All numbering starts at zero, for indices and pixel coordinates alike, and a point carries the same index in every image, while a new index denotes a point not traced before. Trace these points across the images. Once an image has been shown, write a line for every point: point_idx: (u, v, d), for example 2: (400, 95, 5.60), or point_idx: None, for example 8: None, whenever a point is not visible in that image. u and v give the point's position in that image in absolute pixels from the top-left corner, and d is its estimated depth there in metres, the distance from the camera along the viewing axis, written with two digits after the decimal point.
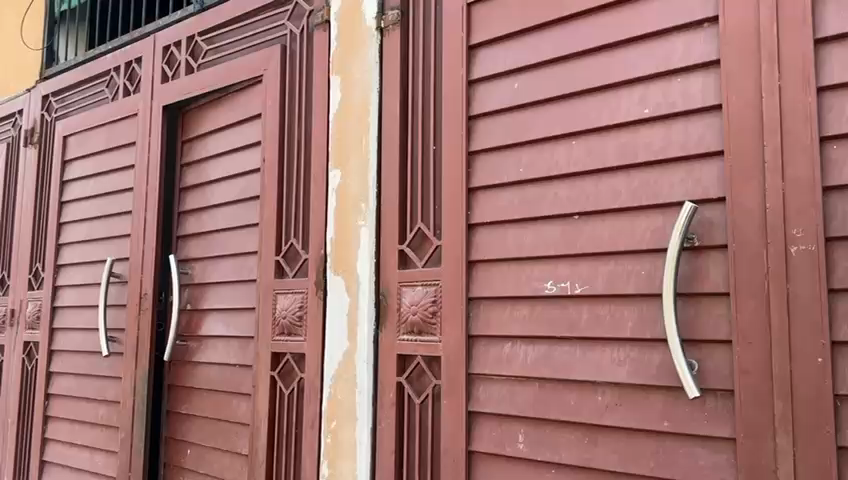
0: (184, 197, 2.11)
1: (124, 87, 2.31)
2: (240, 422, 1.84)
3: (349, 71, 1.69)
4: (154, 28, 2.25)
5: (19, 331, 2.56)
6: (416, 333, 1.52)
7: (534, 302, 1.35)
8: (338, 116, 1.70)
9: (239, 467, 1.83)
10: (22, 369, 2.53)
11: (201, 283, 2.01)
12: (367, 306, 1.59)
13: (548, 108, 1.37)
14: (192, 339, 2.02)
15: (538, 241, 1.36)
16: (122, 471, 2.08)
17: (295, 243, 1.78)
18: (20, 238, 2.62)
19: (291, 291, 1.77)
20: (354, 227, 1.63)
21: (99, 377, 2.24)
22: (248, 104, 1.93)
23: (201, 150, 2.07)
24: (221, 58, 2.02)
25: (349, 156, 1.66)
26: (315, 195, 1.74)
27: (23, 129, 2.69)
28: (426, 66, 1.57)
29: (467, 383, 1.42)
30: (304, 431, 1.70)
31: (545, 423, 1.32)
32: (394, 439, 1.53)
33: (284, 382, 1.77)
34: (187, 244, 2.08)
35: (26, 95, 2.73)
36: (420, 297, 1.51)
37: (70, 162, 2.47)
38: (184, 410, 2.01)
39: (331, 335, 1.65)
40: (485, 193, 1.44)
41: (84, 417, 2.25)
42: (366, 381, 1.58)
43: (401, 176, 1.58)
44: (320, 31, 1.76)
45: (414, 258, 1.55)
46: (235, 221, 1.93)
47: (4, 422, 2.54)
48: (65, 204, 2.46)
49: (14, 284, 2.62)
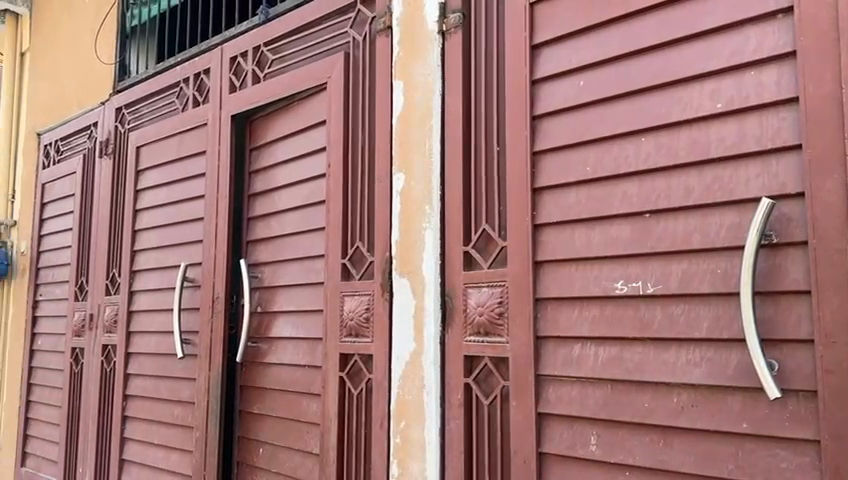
0: (252, 203, 2.17)
1: (194, 97, 2.39)
2: (310, 422, 1.88)
3: (411, 75, 1.70)
4: (221, 40, 2.33)
5: (98, 334, 2.68)
6: (483, 334, 1.52)
7: (604, 302, 1.34)
8: (401, 119, 1.72)
9: (310, 466, 1.87)
10: (101, 370, 2.65)
11: (270, 285, 2.07)
12: (433, 307, 1.60)
13: (614, 106, 1.35)
14: (263, 341, 2.08)
15: (607, 241, 1.34)
16: (198, 469, 2.15)
17: (361, 246, 1.81)
18: (98, 245, 2.75)
19: (358, 294, 1.79)
20: (419, 229, 1.65)
21: (175, 378, 2.32)
22: (313, 110, 1.98)
23: (268, 157, 2.12)
24: (286, 67, 2.07)
25: (413, 159, 1.68)
26: (380, 198, 1.76)
27: (99, 141, 2.82)
28: (489, 67, 1.57)
29: (536, 384, 1.41)
30: (374, 430, 1.72)
31: (618, 425, 1.30)
32: (463, 440, 1.54)
33: (352, 383, 1.79)
34: (256, 248, 2.14)
35: (101, 109, 2.85)
36: (486, 298, 1.51)
37: (143, 171, 2.57)
38: (256, 410, 2.06)
39: (398, 336, 1.67)
40: (551, 193, 1.43)
41: (161, 416, 2.34)
42: (434, 382, 1.59)
43: (465, 178, 1.58)
44: (382, 37, 1.79)
45: (479, 259, 1.55)
46: (303, 225, 1.98)
47: (87, 421, 2.66)
48: (139, 211, 2.56)
49: (92, 289, 2.74)
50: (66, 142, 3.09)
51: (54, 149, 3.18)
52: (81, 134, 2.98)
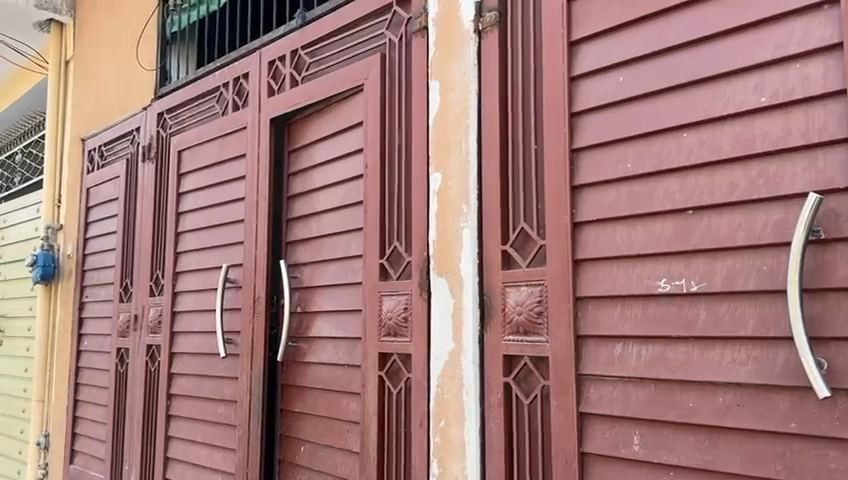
0: (291, 204, 2.20)
1: (233, 101, 2.43)
2: (351, 421, 1.90)
3: (447, 75, 1.70)
4: (259, 44, 2.36)
5: (142, 335, 2.75)
6: (522, 334, 1.52)
7: (646, 300, 1.32)
8: (438, 119, 1.72)
9: (351, 464, 1.89)
10: (146, 370, 2.71)
11: (310, 286, 2.09)
12: (471, 306, 1.60)
13: (654, 101, 1.34)
14: (303, 340, 2.10)
15: (648, 238, 1.33)
16: (241, 467, 2.19)
17: (398, 246, 1.82)
18: (142, 247, 2.81)
19: (396, 294, 1.80)
20: (456, 229, 1.65)
21: (217, 377, 2.36)
22: (350, 112, 1.99)
23: (306, 159, 2.15)
24: (323, 70, 2.10)
25: (450, 159, 1.68)
26: (417, 198, 1.77)
27: (142, 146, 2.88)
28: (526, 65, 1.56)
29: (577, 383, 1.40)
30: (413, 429, 1.73)
31: (661, 425, 1.28)
32: (503, 440, 1.53)
33: (391, 382, 1.81)
34: (295, 249, 2.16)
35: (143, 114, 2.92)
36: (525, 297, 1.51)
37: (185, 175, 2.62)
38: (297, 409, 2.09)
39: (436, 336, 1.68)
40: (590, 190, 1.42)
41: (204, 415, 2.38)
42: (473, 381, 1.59)
43: (503, 177, 1.58)
44: (419, 38, 1.80)
45: (517, 258, 1.54)
46: (341, 225, 2.00)
47: (133, 420, 2.73)
48: (182, 214, 2.62)
49: (137, 291, 2.81)
50: (110, 148, 3.17)
51: (98, 154, 3.27)
52: (124, 139, 3.05)
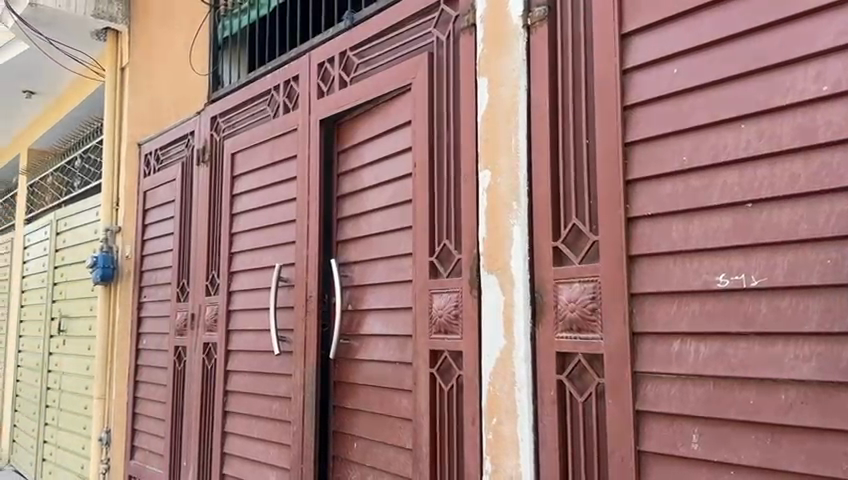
0: (341, 204, 2.22)
1: (284, 104, 2.48)
2: (403, 418, 1.91)
3: (496, 71, 1.70)
4: (308, 47, 2.40)
5: (199, 333, 2.82)
6: (575, 330, 1.50)
7: (704, 296, 1.30)
8: (486, 116, 1.72)
9: (403, 460, 1.90)
10: (203, 368, 2.78)
11: (361, 284, 2.11)
12: (523, 303, 1.60)
13: (710, 93, 1.31)
14: (354, 338, 2.13)
15: (706, 233, 1.30)
16: (296, 462, 2.23)
17: (448, 243, 1.82)
18: (198, 248, 2.89)
19: (446, 291, 1.81)
20: (506, 225, 1.64)
21: (271, 374, 2.41)
22: (398, 111, 2.01)
23: (356, 158, 2.17)
24: (371, 70, 2.12)
25: (499, 156, 1.67)
26: (467, 195, 1.77)
27: (197, 149, 2.96)
28: (576, 59, 1.55)
29: (633, 381, 1.39)
30: (466, 427, 1.73)
31: (722, 423, 1.26)
32: (557, 437, 1.52)
33: (442, 379, 1.81)
34: (346, 248, 2.19)
35: (197, 118, 3.00)
36: (577, 294, 1.50)
37: (238, 177, 2.68)
38: (349, 405, 2.11)
39: (487, 333, 1.68)
40: (645, 185, 1.40)
41: (259, 411, 2.43)
42: (526, 379, 1.58)
43: (553, 172, 1.57)
44: (466, 35, 1.80)
45: (569, 254, 1.53)
46: (391, 224, 2.01)
47: (191, 416, 2.80)
48: (235, 215, 2.68)
49: (194, 290, 2.88)
50: (166, 152, 3.26)
51: (154, 158, 3.36)
52: (179, 143, 3.14)
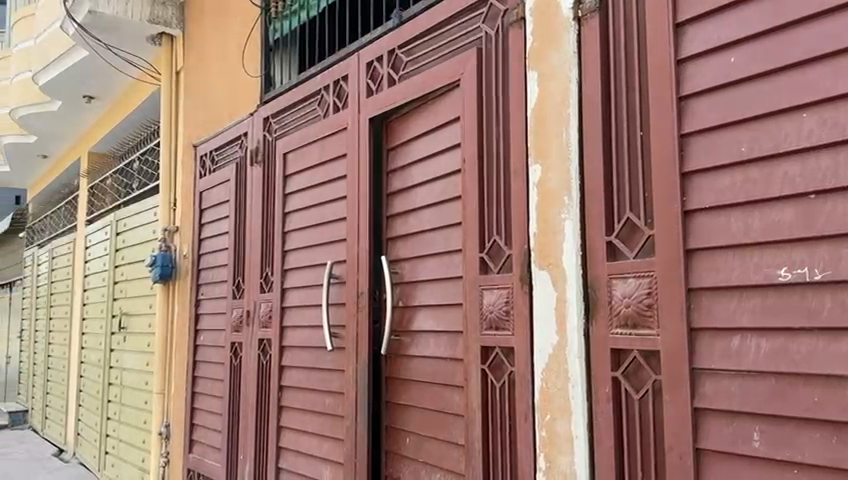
0: (391, 201, 2.23)
1: (334, 103, 2.51)
2: (455, 414, 1.92)
3: (546, 65, 1.68)
4: (357, 46, 2.42)
5: (254, 329, 2.88)
6: (631, 326, 1.48)
7: (765, 291, 1.25)
8: (536, 110, 1.70)
9: (455, 457, 1.91)
10: (258, 364, 2.83)
11: (411, 281, 2.12)
12: (575, 298, 1.58)
13: (769, 81, 1.27)
14: (405, 334, 2.14)
15: (766, 225, 1.26)
16: (349, 457, 2.26)
17: (498, 239, 1.81)
18: (252, 246, 2.95)
19: (496, 287, 1.80)
20: (558, 220, 1.63)
21: (325, 370, 2.44)
22: (448, 108, 2.00)
23: (405, 156, 2.18)
24: (419, 68, 2.12)
25: (549, 150, 1.66)
26: (516, 190, 1.76)
27: (250, 150, 3.02)
28: (629, 51, 1.52)
29: (690, 378, 1.35)
30: (518, 423, 1.72)
31: (784, 421, 1.21)
32: (612, 435, 1.50)
33: (494, 376, 1.80)
34: (396, 244, 2.20)
35: (249, 119, 3.06)
36: (632, 289, 1.47)
37: (290, 176, 2.72)
38: (401, 401, 2.13)
39: (539, 329, 1.66)
40: (701, 177, 1.36)
41: (313, 406, 2.47)
42: (579, 375, 1.56)
43: (606, 166, 1.54)
44: (515, 29, 1.78)
45: (623, 249, 1.51)
46: (440, 220, 2.01)
47: (247, 410, 2.87)
48: (288, 214, 2.72)
49: (249, 287, 2.95)
50: (220, 153, 3.33)
51: (209, 159, 3.44)
52: (233, 144, 3.21)
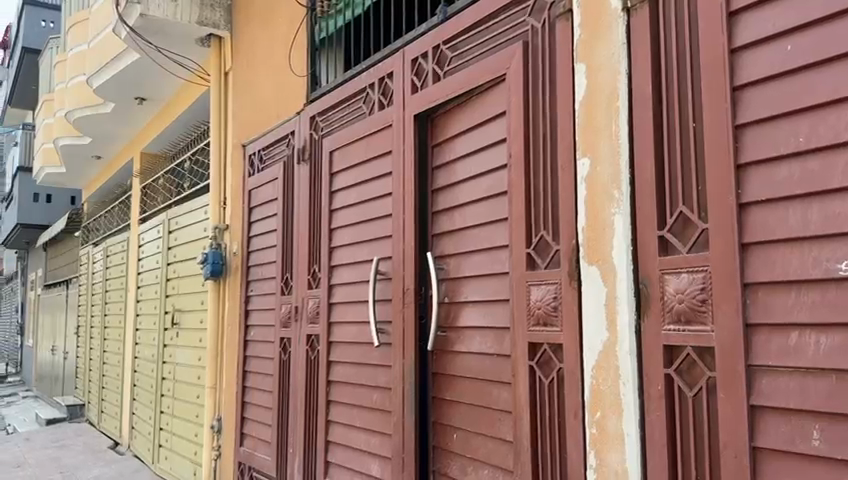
0: (436, 198, 2.23)
1: (379, 101, 2.53)
2: (502, 410, 1.90)
3: (594, 57, 1.65)
4: (401, 43, 2.44)
5: (303, 325, 2.92)
6: (684, 323, 1.44)
7: (825, 285, 1.20)
8: (584, 104, 1.67)
9: (504, 453, 1.89)
10: (307, 359, 2.87)
11: (456, 277, 2.12)
12: (627, 294, 1.55)
13: (827, 68, 1.21)
14: (451, 330, 2.14)
15: (826, 217, 1.20)
16: (397, 452, 2.27)
17: (545, 234, 1.79)
18: (300, 243, 2.99)
19: (544, 283, 1.78)
20: (608, 215, 1.60)
21: (372, 366, 2.46)
22: (494, 102, 1.99)
23: (450, 152, 2.18)
24: (464, 63, 2.12)
25: (598, 144, 1.63)
26: (564, 185, 1.74)
27: (297, 148, 3.06)
28: (681, 40, 1.47)
29: (746, 375, 1.31)
30: (568, 420, 1.70)
31: (846, 421, 1.16)
32: (665, 433, 1.46)
33: (542, 372, 1.78)
34: (442, 241, 2.21)
35: (296, 118, 3.10)
36: (685, 284, 1.43)
37: (336, 174, 2.75)
38: (448, 396, 2.13)
39: (588, 325, 1.64)
40: (757, 169, 1.32)
41: (361, 401, 2.50)
42: (631, 372, 1.53)
43: (658, 159, 1.51)
44: (562, 21, 1.76)
45: (676, 244, 1.46)
46: (486, 216, 2.01)
47: (296, 405, 2.91)
48: (335, 211, 2.75)
49: (297, 283, 2.99)
50: (268, 152, 3.38)
51: (258, 158, 3.50)
52: (280, 143, 3.25)
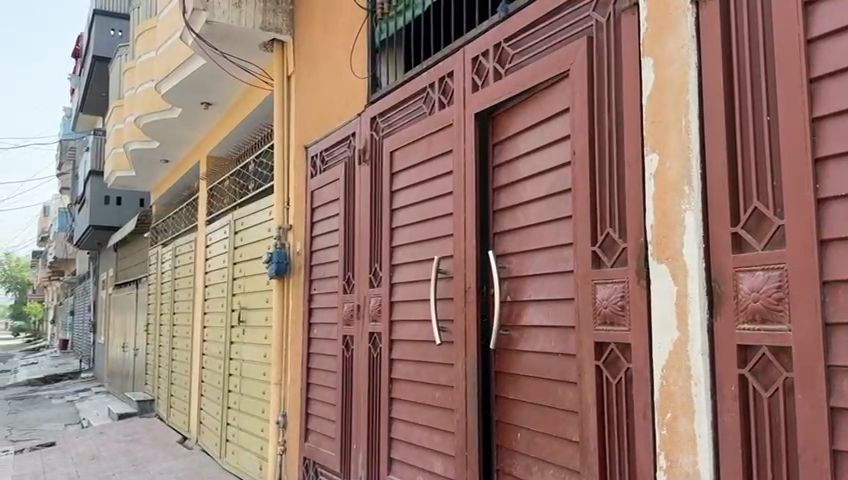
0: (498, 196, 2.23)
1: (439, 100, 2.54)
2: (568, 409, 1.88)
3: (662, 51, 1.61)
4: (462, 42, 2.45)
5: (365, 323, 2.96)
6: (759, 322, 1.37)
7: None
8: (652, 98, 1.64)
9: (570, 453, 1.87)
10: (369, 356, 2.92)
11: (518, 276, 2.12)
12: (698, 292, 1.49)
13: None
14: (513, 329, 2.13)
15: None
16: (460, 450, 2.28)
17: (612, 232, 1.76)
18: (362, 242, 3.03)
19: (611, 282, 1.75)
20: (678, 210, 1.55)
21: (434, 364, 2.48)
22: (556, 99, 1.98)
23: (511, 149, 2.17)
24: (525, 61, 2.11)
25: (667, 138, 1.59)
26: (632, 181, 1.70)
27: (358, 149, 3.11)
28: (753, 29, 1.42)
29: (825, 375, 1.24)
30: (636, 420, 1.66)
31: None
32: (740, 435, 1.40)
33: (609, 372, 1.75)
34: (504, 239, 2.20)
35: (358, 119, 3.14)
36: (761, 282, 1.36)
37: (397, 173, 2.78)
38: (511, 395, 2.12)
39: (658, 324, 1.59)
40: (836, 163, 1.25)
41: (424, 399, 2.51)
42: (703, 373, 1.47)
43: (730, 152, 1.45)
44: (629, 15, 1.73)
45: (750, 241, 1.40)
46: (549, 214, 1.99)
47: (359, 402, 2.96)
48: (396, 210, 2.78)
49: (359, 282, 3.04)
50: (330, 153, 3.44)
51: (319, 159, 3.56)
52: (342, 145, 3.31)
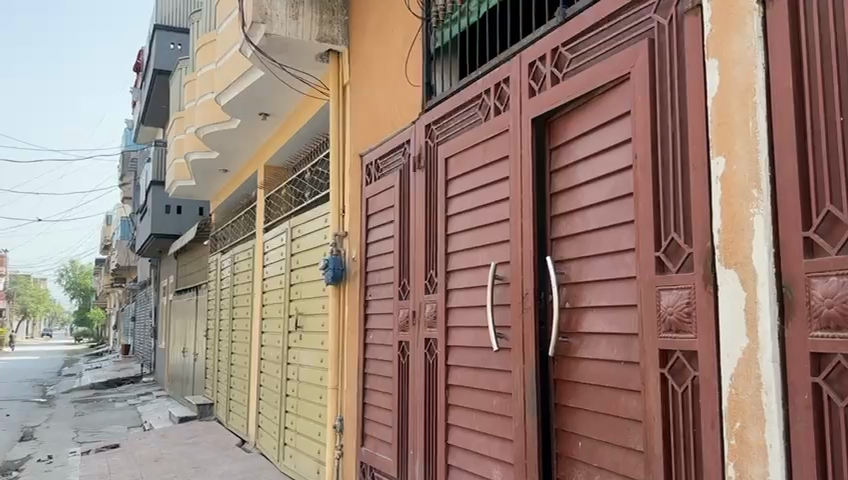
0: (556, 201, 2.22)
1: (495, 106, 2.54)
2: (630, 418, 1.85)
3: (727, 52, 1.57)
4: (518, 48, 2.45)
5: (420, 329, 2.98)
6: (834, 329, 1.31)
7: None
8: (718, 100, 1.60)
9: (634, 462, 1.83)
10: (425, 363, 2.93)
11: (578, 282, 2.10)
12: (768, 298, 1.45)
13: None
14: (573, 336, 2.12)
15: None
16: (519, 457, 2.26)
17: (676, 237, 1.72)
18: (417, 248, 3.06)
19: (675, 288, 1.71)
20: (745, 215, 1.51)
21: (491, 371, 2.47)
22: (616, 103, 1.96)
23: (570, 154, 2.16)
24: (583, 65, 2.10)
25: (733, 142, 1.55)
26: (696, 185, 1.66)
27: (413, 156, 3.14)
28: (824, 30, 1.38)
29: None
30: (703, 430, 1.61)
31: None
32: (814, 446, 1.34)
33: (675, 380, 1.70)
34: (562, 245, 2.19)
35: (412, 127, 3.17)
36: (835, 287, 1.31)
37: (452, 180, 2.79)
38: (572, 403, 2.10)
39: (725, 332, 1.55)
40: None
41: (482, 406, 2.50)
42: (774, 381, 1.43)
43: (801, 152, 1.40)
44: (691, 16, 1.70)
45: (823, 244, 1.35)
46: (609, 219, 1.97)
47: (416, 408, 2.97)
48: (451, 217, 2.79)
49: (414, 289, 3.06)
50: (385, 161, 3.48)
51: (374, 167, 3.60)
52: (396, 152, 3.35)
